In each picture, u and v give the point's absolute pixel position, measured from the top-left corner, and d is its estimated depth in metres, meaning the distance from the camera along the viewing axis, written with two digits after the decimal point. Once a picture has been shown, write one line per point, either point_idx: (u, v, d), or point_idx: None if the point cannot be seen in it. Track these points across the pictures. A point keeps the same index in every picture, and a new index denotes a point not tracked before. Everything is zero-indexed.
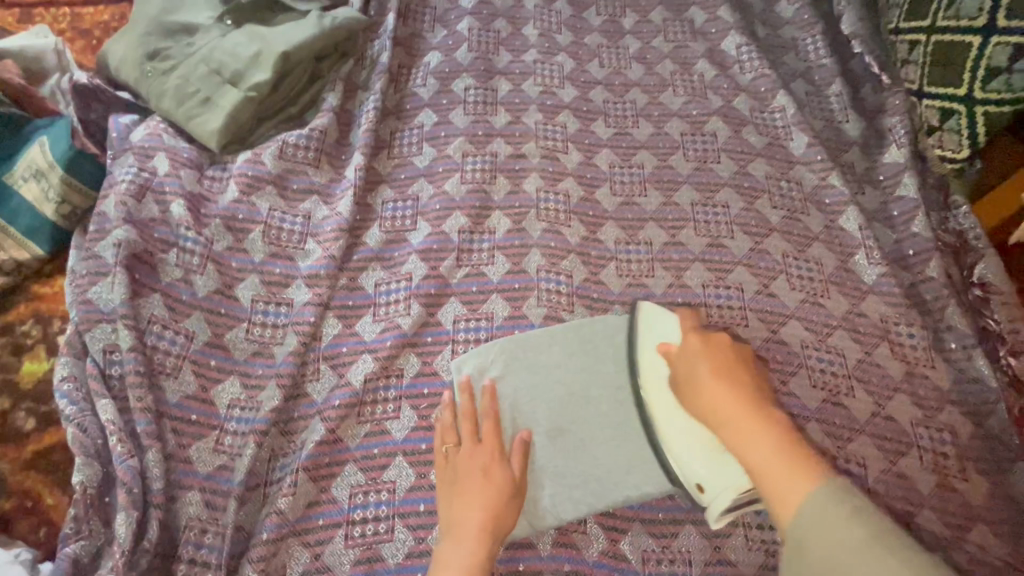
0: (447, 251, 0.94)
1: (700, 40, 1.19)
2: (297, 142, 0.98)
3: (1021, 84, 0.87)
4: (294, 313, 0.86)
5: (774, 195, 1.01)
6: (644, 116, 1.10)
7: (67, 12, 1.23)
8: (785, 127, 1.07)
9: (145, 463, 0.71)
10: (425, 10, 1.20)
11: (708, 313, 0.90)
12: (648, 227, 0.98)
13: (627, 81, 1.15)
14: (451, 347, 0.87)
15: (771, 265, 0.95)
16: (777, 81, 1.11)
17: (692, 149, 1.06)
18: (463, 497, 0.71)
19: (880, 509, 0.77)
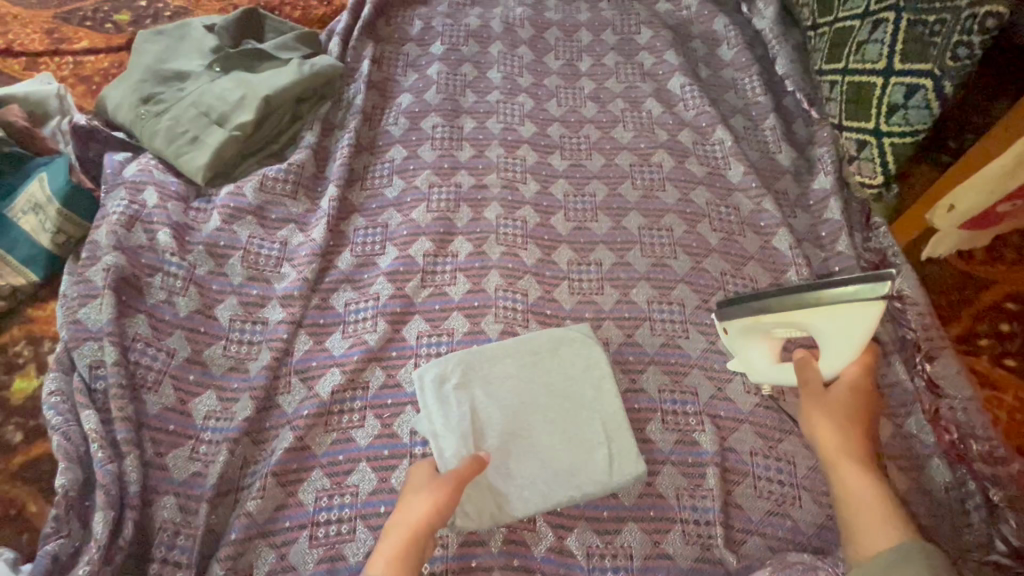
0: (413, 273, 1.02)
1: (648, 81, 1.31)
2: (276, 176, 1.07)
3: (918, 119, 0.98)
4: (269, 330, 0.94)
5: (713, 219, 1.10)
6: (597, 150, 1.21)
7: (70, 61, 1.35)
8: (724, 158, 1.18)
9: (123, 468, 0.76)
10: (398, 57, 1.32)
11: (651, 327, 0.99)
12: (598, 249, 1.08)
13: (582, 118, 1.26)
14: (414, 361, 0.94)
15: (710, 282, 1.03)
16: (717, 117, 1.23)
17: (640, 179, 1.16)
18: (408, 501, 0.75)
19: (807, 504, 0.84)
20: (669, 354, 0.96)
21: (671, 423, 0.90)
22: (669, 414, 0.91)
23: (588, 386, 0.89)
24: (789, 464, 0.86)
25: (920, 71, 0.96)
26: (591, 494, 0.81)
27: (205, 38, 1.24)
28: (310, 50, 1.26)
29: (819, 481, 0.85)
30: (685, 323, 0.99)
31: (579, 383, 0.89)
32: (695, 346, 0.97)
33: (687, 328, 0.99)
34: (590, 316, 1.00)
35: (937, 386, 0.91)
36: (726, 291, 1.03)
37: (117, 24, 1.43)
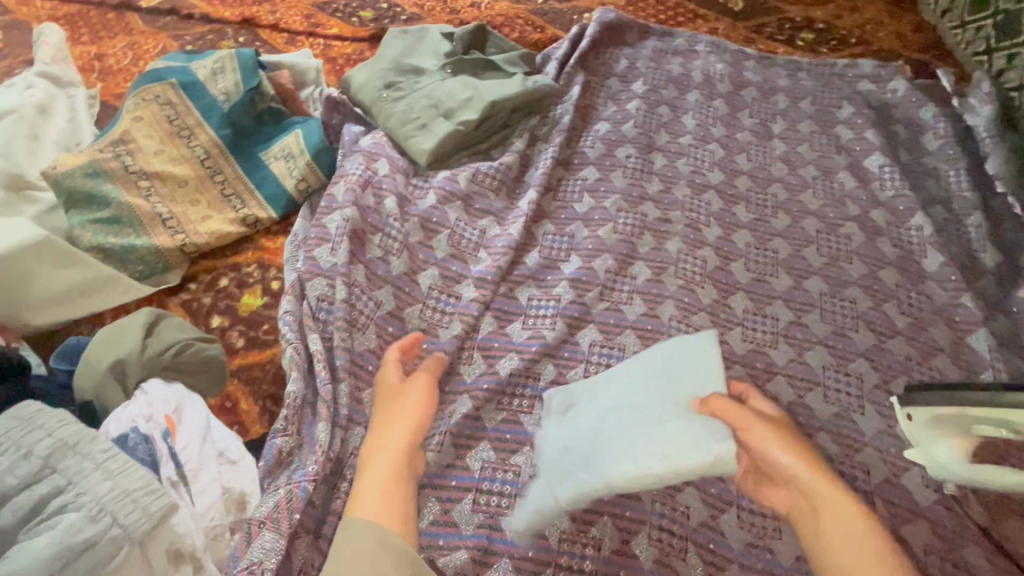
0: (594, 284, 1.08)
1: (844, 154, 1.31)
2: (487, 172, 1.18)
3: None
4: (461, 305, 1.02)
5: (902, 302, 1.07)
6: (783, 209, 1.22)
7: (321, 42, 1.57)
8: (920, 244, 1.15)
9: (338, 391, 0.86)
10: (602, 88, 1.42)
11: (824, 394, 0.97)
12: (776, 304, 1.08)
13: (771, 176, 1.28)
14: (584, 366, 0.99)
15: (893, 364, 1.00)
16: (915, 203, 1.21)
17: (826, 246, 1.16)
18: (389, 433, 0.78)
19: None
20: (841, 425, 0.94)
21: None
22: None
23: (691, 388, 0.82)
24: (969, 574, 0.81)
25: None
26: (642, 482, 0.73)
27: (436, 43, 1.40)
28: (527, 69, 1.39)
29: None
30: (861, 399, 0.97)
31: (690, 361, 0.85)
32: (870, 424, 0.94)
33: (863, 404, 0.96)
34: (761, 366, 1.00)
35: None
36: (909, 377, 0.99)
37: (361, 18, 1.65)
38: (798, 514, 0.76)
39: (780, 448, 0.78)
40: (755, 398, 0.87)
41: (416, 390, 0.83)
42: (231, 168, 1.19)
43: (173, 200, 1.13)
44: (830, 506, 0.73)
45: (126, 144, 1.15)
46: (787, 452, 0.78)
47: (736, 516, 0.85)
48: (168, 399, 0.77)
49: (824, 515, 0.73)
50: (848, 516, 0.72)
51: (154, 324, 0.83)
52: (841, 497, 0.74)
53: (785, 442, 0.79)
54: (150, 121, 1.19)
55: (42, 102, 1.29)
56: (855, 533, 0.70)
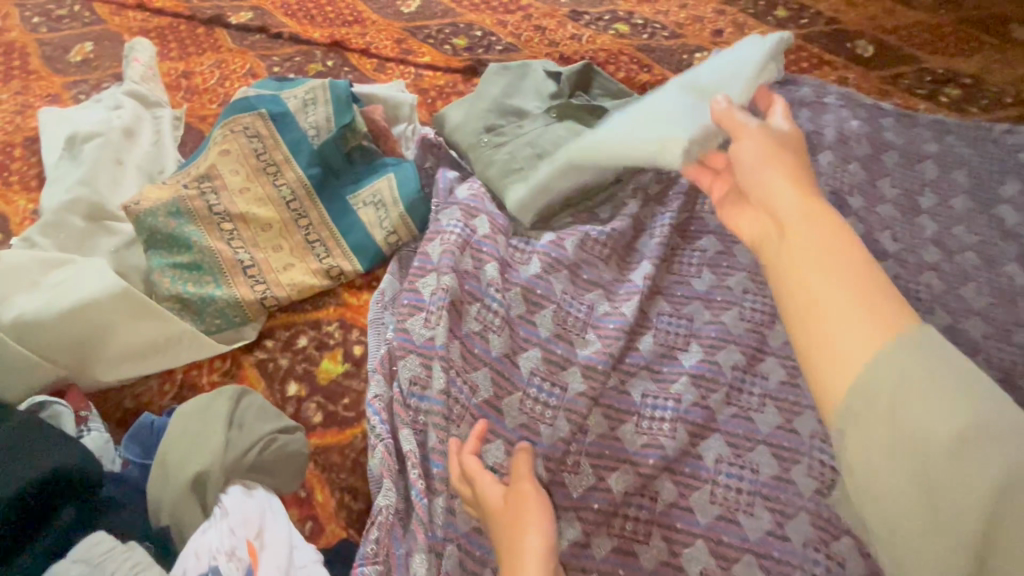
0: (721, 384, 0.93)
1: (1011, 241, 1.12)
2: (597, 237, 1.05)
3: None
4: (568, 398, 0.89)
5: None
6: (939, 305, 1.04)
7: (412, 71, 1.47)
8: None
9: (434, 505, 0.75)
10: None
11: None
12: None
13: (922, 261, 1.10)
14: (711, 488, 0.84)
15: None
16: None
17: (996, 357, 0.98)
18: (523, 523, 0.65)
19: None
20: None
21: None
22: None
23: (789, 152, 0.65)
24: None
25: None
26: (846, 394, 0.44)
27: (535, 85, 1.28)
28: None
29: None
30: None
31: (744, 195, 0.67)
32: None
33: None
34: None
35: None
36: None
37: (454, 46, 1.55)
38: (767, 254, 0.55)
39: (759, 199, 0.60)
40: (745, 134, 0.68)
41: (532, 500, 0.68)
42: (316, 211, 1.08)
43: (256, 246, 1.04)
44: (817, 239, 0.51)
45: (212, 181, 1.06)
46: (797, 194, 0.57)
47: None
48: (250, 519, 0.68)
49: (789, 244, 0.53)
50: (829, 237, 0.51)
51: (235, 418, 0.74)
52: (850, 253, 0.50)
53: (805, 192, 0.58)
54: (239, 153, 1.09)
55: (127, 124, 1.23)
56: (837, 248, 0.50)
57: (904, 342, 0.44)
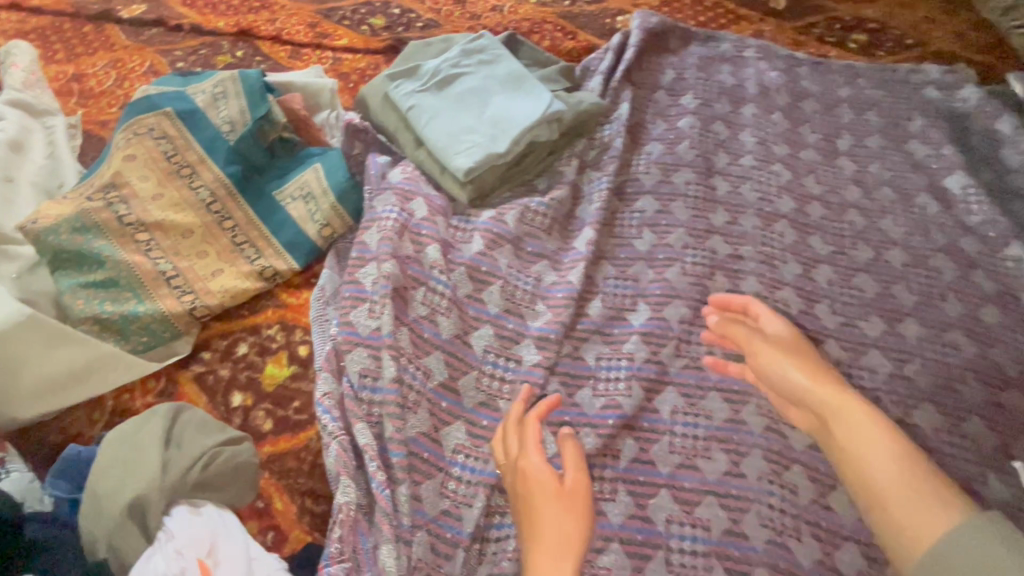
0: (669, 338, 0.95)
1: (921, 174, 1.19)
2: (537, 209, 1.04)
3: None
4: (523, 370, 0.89)
5: (1009, 347, 0.97)
6: (863, 240, 1.10)
7: (330, 55, 1.40)
8: (1018, 277, 1.04)
9: (396, 494, 0.74)
10: (649, 104, 1.28)
11: (941, 462, 0.86)
12: (874, 353, 0.96)
13: (844, 200, 1.16)
14: (669, 439, 0.86)
15: (1010, 423, 0.90)
16: (1008, 229, 1.09)
17: (916, 282, 1.04)
18: (565, 509, 0.73)
19: None
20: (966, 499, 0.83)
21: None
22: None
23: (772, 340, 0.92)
24: None
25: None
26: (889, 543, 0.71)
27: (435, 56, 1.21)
28: (569, 84, 1.23)
29: None
30: (981, 466, 0.86)
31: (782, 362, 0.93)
32: (995, 495, 0.84)
33: (983, 471, 0.86)
34: None
35: None
36: None
37: (372, 27, 1.49)
38: (843, 451, 0.77)
39: (870, 430, 0.77)
40: (776, 357, 0.87)
41: (583, 497, 0.75)
42: (241, 210, 1.03)
43: (177, 253, 0.98)
44: (874, 449, 0.75)
45: (119, 189, 0.98)
46: (853, 402, 0.80)
47: None
48: (199, 539, 0.65)
49: (842, 434, 0.78)
50: (889, 449, 0.74)
51: (172, 435, 0.70)
52: (887, 456, 0.74)
53: (869, 424, 0.77)
54: (147, 157, 1.01)
55: (15, 138, 1.12)
56: (891, 455, 0.74)
57: (969, 524, 0.65)
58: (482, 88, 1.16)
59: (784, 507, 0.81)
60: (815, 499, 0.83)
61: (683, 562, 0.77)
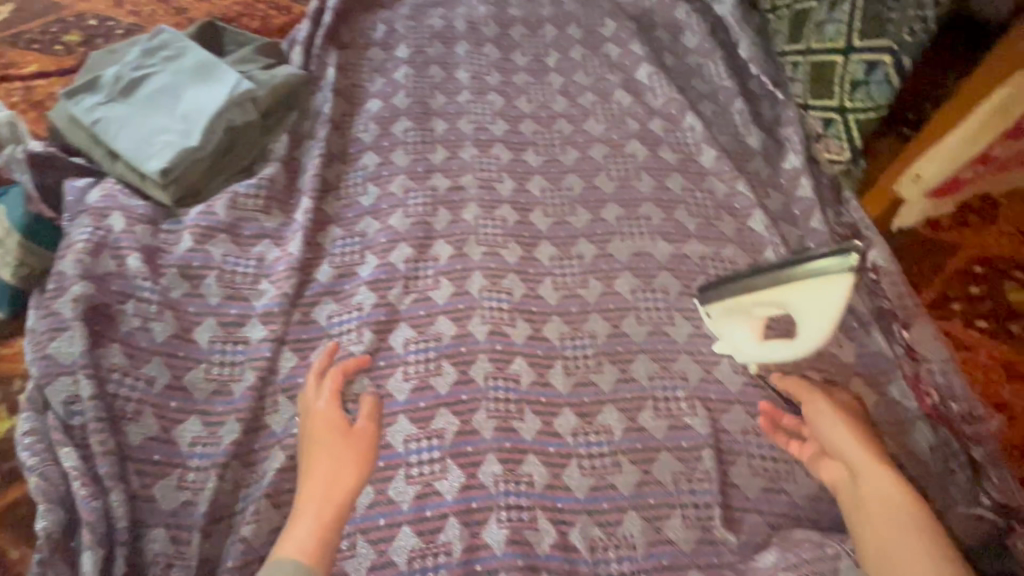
0: (396, 279, 1.01)
1: (617, 72, 1.32)
2: (247, 192, 1.05)
3: (878, 94, 1.06)
4: (251, 349, 0.92)
5: (690, 205, 1.12)
6: (570, 144, 1.21)
7: (18, 84, 1.29)
8: (695, 144, 1.19)
9: (109, 504, 0.75)
10: (364, 63, 1.30)
11: (638, 317, 0.99)
12: (581, 243, 1.08)
13: (554, 112, 1.26)
14: (402, 369, 0.93)
15: (692, 268, 1.05)
16: (685, 104, 1.24)
17: (615, 170, 1.17)
18: (346, 446, 0.80)
19: (801, 475, 0.86)
20: (657, 342, 0.97)
21: (664, 410, 0.91)
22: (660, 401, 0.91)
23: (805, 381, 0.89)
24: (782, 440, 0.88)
25: (881, 48, 1.05)
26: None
27: (116, 64, 1.15)
28: (272, 60, 1.24)
29: None
30: (670, 310, 1.00)
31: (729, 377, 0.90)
32: (682, 331, 0.98)
33: (672, 315, 1.00)
34: (577, 310, 1.00)
35: (915, 351, 0.93)
36: (708, 275, 1.04)
37: (67, 44, 1.38)
38: (866, 508, 0.72)
39: (868, 463, 0.75)
40: (821, 411, 0.83)
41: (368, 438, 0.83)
42: None
43: None
44: (894, 498, 0.71)
45: None
46: (875, 455, 0.76)
47: (577, 468, 0.86)
48: None
49: (866, 488, 0.73)
50: (906, 505, 0.70)
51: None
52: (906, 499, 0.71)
53: (882, 477, 0.73)
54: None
55: None
56: (908, 508, 0.70)
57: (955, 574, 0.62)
58: (171, 85, 1.12)
59: (508, 396, 0.91)
60: (535, 381, 0.93)
61: (421, 471, 0.85)
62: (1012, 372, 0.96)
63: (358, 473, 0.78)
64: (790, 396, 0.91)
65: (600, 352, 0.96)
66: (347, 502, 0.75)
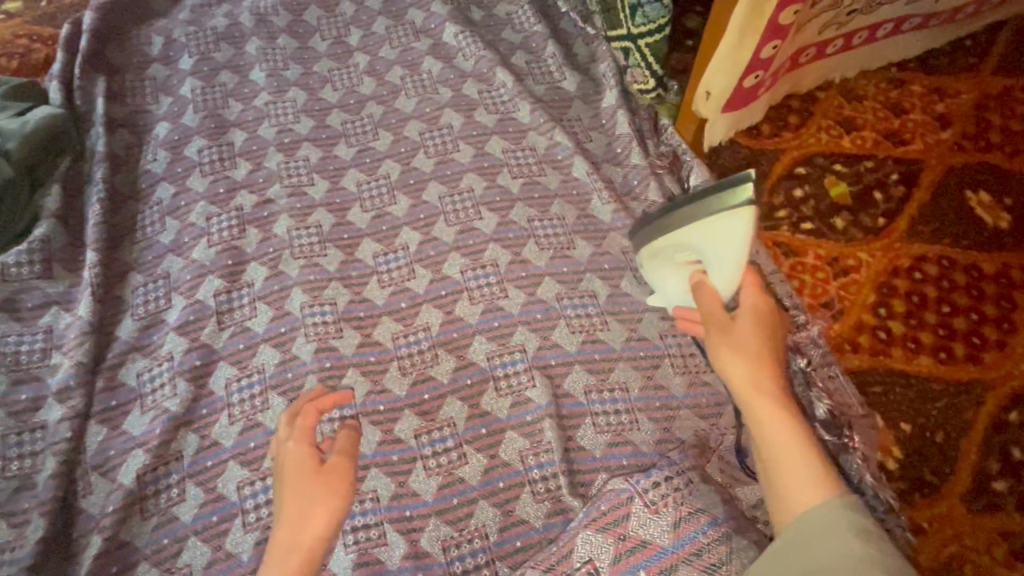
0: (207, 317, 0.94)
1: (423, 39, 1.23)
2: (18, 260, 0.93)
3: (653, 14, 1.03)
4: (50, 433, 0.84)
5: (512, 167, 1.07)
6: (383, 127, 1.13)
7: None
8: (510, 100, 1.13)
9: None
10: (144, 84, 1.17)
11: (470, 298, 0.95)
12: (404, 232, 1.02)
13: (362, 97, 1.17)
14: (228, 412, 0.87)
15: (520, 233, 1.00)
16: (495, 60, 1.17)
17: (432, 146, 1.10)
18: (321, 500, 0.62)
19: (646, 420, 0.86)
20: (492, 320, 0.93)
21: (504, 388, 0.88)
22: (500, 381, 0.89)
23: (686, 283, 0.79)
24: (622, 390, 0.87)
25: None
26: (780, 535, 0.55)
27: None
28: (27, 103, 1.09)
29: (652, 396, 0.87)
30: (502, 283, 0.96)
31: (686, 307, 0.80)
32: (516, 302, 0.95)
33: (505, 287, 0.96)
34: (406, 306, 0.95)
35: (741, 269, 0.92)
36: (537, 237, 1.00)
37: None
38: (766, 458, 0.59)
39: (765, 405, 0.61)
40: (715, 347, 0.67)
41: (345, 482, 0.64)
42: None
43: None
44: (787, 445, 0.59)
45: None
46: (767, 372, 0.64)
47: (422, 470, 0.83)
48: None
49: (757, 420, 0.61)
50: (800, 451, 0.58)
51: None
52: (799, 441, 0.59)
53: (782, 419, 0.60)
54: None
55: None
56: (803, 454, 0.58)
57: (838, 504, 0.52)
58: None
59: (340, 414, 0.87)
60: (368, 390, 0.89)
61: (259, 515, 0.81)
62: (838, 265, 0.99)
63: (332, 523, 0.62)
64: (627, 344, 0.91)
65: (435, 343, 0.92)
66: (317, 555, 0.60)
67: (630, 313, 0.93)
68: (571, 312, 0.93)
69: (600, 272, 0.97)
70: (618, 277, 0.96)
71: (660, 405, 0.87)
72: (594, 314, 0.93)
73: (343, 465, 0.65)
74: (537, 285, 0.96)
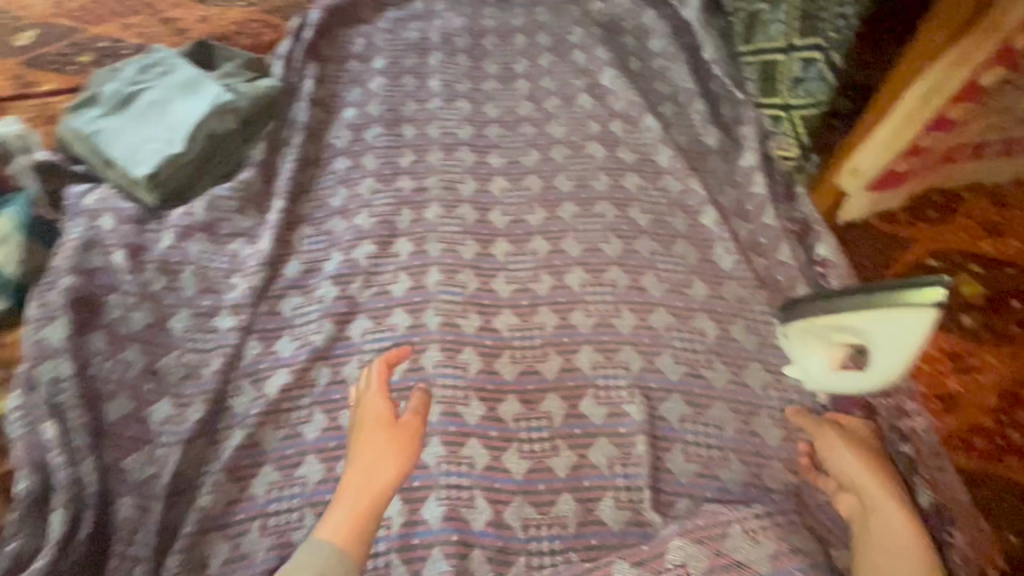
0: (357, 275, 1.08)
1: (582, 77, 1.36)
2: (224, 194, 1.13)
3: (816, 90, 1.11)
4: (219, 338, 0.99)
5: (643, 202, 1.15)
6: (532, 146, 1.26)
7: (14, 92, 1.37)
8: (653, 143, 1.22)
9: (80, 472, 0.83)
10: (342, 74, 1.39)
11: (585, 309, 1.03)
12: (536, 240, 1.12)
13: (518, 117, 1.32)
14: (359, 357, 1.00)
15: (640, 262, 1.08)
16: (645, 106, 1.28)
17: (573, 170, 1.21)
18: (389, 452, 0.76)
19: (735, 460, 0.89)
20: (603, 335, 1.00)
21: (603, 397, 0.94)
22: (602, 391, 0.95)
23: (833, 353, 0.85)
24: (716, 427, 0.91)
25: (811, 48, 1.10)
26: None
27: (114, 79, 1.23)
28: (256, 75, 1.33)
29: (745, 440, 0.90)
30: (617, 303, 1.03)
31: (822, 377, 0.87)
32: (627, 323, 1.01)
33: (619, 308, 1.03)
34: (527, 303, 1.05)
35: None
36: (656, 270, 1.07)
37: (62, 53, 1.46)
38: (877, 549, 0.73)
39: (883, 504, 0.76)
40: (835, 447, 0.83)
41: (416, 434, 0.79)
42: None
43: None
44: (909, 560, 0.71)
45: None
46: (891, 486, 0.78)
47: (516, 452, 0.90)
48: None
49: (869, 515, 0.76)
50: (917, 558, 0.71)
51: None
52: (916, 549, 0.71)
53: (893, 526, 0.74)
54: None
55: None
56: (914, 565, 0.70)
57: None
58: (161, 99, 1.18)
59: (457, 383, 0.96)
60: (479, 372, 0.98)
61: None
62: (959, 363, 1.01)
63: (399, 477, 0.76)
64: (729, 386, 0.95)
65: (547, 341, 1.00)
66: (383, 498, 0.74)
67: (736, 358, 0.97)
68: (679, 344, 0.98)
69: (712, 314, 1.02)
70: (729, 322, 1.01)
71: (752, 450, 0.90)
72: (700, 351, 0.98)
73: (414, 423, 0.79)
74: (649, 313, 1.02)
